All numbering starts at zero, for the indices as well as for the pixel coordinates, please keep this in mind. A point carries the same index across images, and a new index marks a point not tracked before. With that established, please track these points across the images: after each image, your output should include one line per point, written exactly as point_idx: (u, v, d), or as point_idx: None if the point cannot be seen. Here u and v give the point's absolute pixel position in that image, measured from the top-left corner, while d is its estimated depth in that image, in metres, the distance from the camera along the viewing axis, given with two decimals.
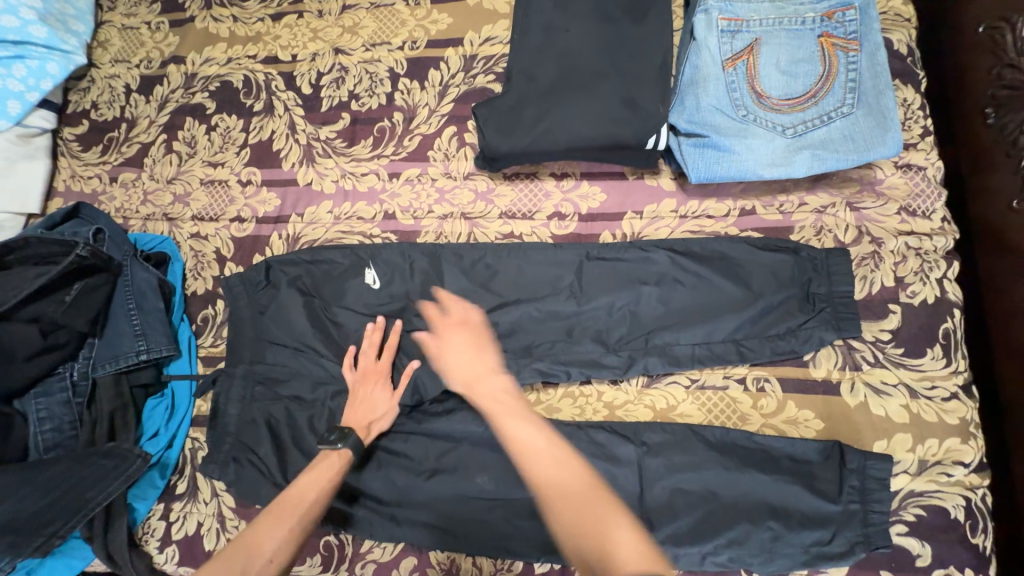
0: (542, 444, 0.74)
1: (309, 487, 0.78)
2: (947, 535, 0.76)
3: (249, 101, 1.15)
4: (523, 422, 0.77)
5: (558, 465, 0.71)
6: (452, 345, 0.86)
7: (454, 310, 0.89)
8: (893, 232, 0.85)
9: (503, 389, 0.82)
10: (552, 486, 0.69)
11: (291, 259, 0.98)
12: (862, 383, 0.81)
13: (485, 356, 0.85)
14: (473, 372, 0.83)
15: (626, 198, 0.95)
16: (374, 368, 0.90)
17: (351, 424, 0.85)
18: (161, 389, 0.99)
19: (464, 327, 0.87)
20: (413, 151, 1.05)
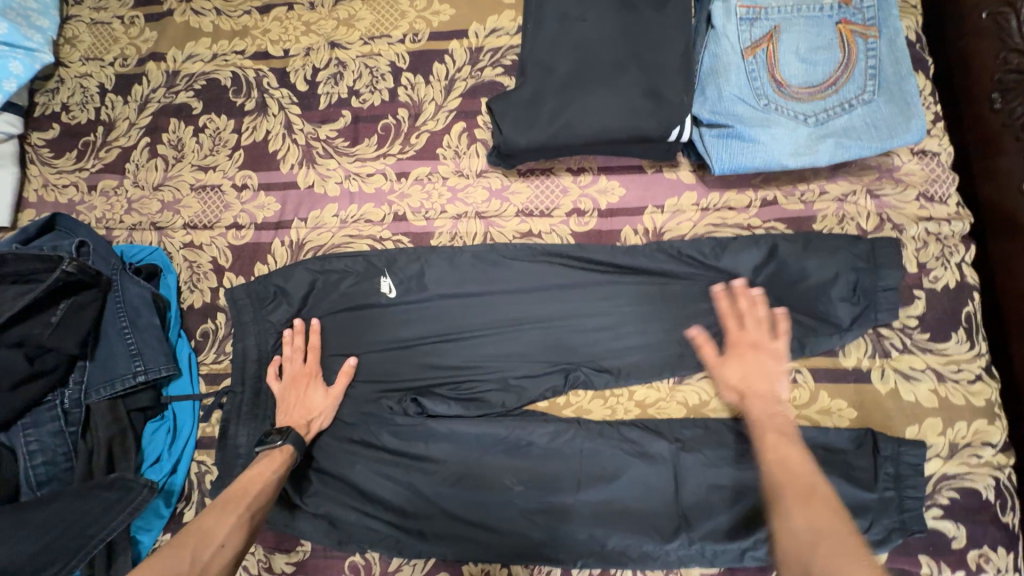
0: (806, 481, 0.63)
1: (255, 479, 0.77)
2: (978, 515, 0.77)
3: (239, 100, 1.08)
4: (797, 455, 0.67)
5: (825, 510, 0.59)
6: (735, 361, 0.78)
7: (752, 326, 0.80)
8: (913, 219, 0.86)
9: (780, 419, 0.73)
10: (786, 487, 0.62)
11: (291, 267, 0.94)
12: (891, 369, 0.82)
13: (773, 379, 0.77)
14: (750, 385, 0.77)
15: (646, 192, 0.93)
16: (302, 370, 0.89)
17: (287, 423, 0.85)
18: (160, 412, 0.92)
19: (757, 345, 0.78)
20: (421, 149, 1.01)
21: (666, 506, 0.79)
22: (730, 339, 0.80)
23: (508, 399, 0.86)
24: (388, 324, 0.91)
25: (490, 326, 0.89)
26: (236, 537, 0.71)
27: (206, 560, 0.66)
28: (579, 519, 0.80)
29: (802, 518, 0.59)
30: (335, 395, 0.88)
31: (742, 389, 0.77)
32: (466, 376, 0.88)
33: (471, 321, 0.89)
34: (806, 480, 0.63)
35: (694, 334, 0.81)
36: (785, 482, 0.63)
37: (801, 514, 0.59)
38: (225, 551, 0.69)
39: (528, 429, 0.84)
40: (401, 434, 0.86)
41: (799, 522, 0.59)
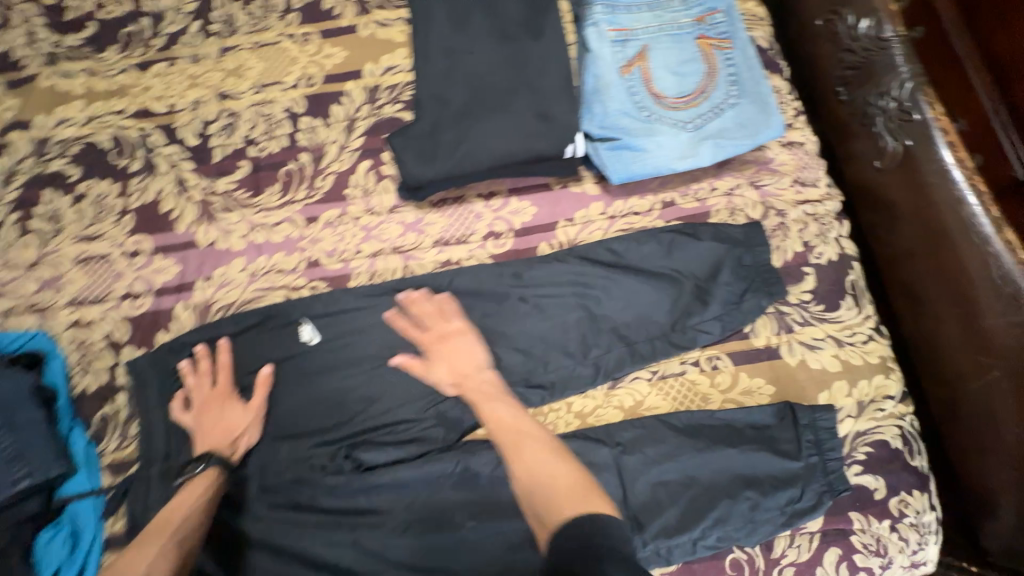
0: (512, 428, 0.75)
1: (180, 507, 0.77)
2: (892, 464, 0.83)
3: (123, 161, 1.02)
4: (500, 411, 0.78)
5: (529, 442, 0.73)
6: (438, 359, 0.84)
7: (430, 324, 0.87)
8: (793, 203, 0.95)
9: (490, 385, 0.82)
10: (503, 434, 0.75)
11: (207, 343, 0.90)
12: (797, 342, 0.88)
13: (472, 355, 0.84)
14: (459, 371, 0.83)
15: (556, 208, 0.96)
16: (214, 394, 0.86)
17: (211, 447, 0.82)
18: (55, 517, 0.81)
19: (441, 335, 0.86)
20: (328, 192, 0.98)
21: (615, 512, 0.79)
22: (421, 343, 0.86)
23: (449, 433, 0.84)
24: (314, 375, 0.88)
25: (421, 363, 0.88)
26: (162, 562, 0.72)
27: None
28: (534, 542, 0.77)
29: (517, 459, 0.71)
30: (257, 406, 0.86)
31: (457, 378, 0.83)
32: (404, 417, 0.85)
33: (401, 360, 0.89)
34: (512, 426, 0.75)
35: (400, 361, 0.85)
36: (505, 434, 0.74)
37: (514, 458, 0.71)
38: None
39: (471, 460, 0.81)
40: (341, 492, 0.81)
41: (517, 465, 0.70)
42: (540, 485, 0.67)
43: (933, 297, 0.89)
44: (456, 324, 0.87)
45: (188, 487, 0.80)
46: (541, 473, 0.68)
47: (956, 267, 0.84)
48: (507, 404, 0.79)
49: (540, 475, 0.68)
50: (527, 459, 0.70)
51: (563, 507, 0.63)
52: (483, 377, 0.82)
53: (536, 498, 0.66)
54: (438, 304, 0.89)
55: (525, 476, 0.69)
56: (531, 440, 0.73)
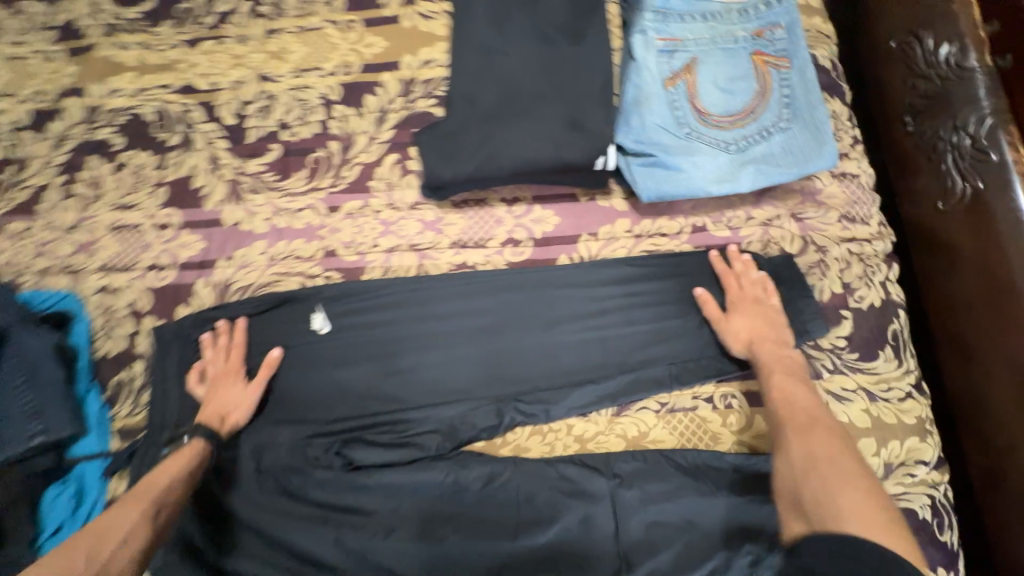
0: (806, 413, 0.70)
1: (165, 474, 0.76)
2: (917, 536, 0.76)
3: (164, 135, 1.04)
4: (803, 392, 0.73)
5: (823, 435, 0.66)
6: (741, 314, 0.81)
7: (747, 284, 0.84)
8: (836, 239, 0.87)
9: (790, 361, 0.77)
10: (788, 412, 0.71)
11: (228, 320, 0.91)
12: (824, 390, 0.81)
13: (778, 329, 0.80)
14: (759, 337, 0.80)
15: (580, 221, 0.92)
16: (218, 368, 0.88)
17: (201, 418, 0.83)
18: (64, 475, 0.84)
19: (752, 297, 0.82)
20: (353, 182, 0.98)
21: (604, 548, 0.75)
22: (730, 296, 0.83)
23: (444, 443, 0.82)
24: (316, 366, 0.88)
25: (426, 364, 0.87)
26: (140, 534, 0.69)
27: (103, 560, 0.64)
28: (516, 565, 0.75)
29: (803, 446, 0.66)
30: (254, 389, 0.86)
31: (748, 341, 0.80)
32: (401, 418, 0.84)
33: (406, 360, 0.88)
34: (804, 413, 0.70)
35: (699, 291, 0.84)
36: (791, 416, 0.70)
37: (799, 441, 0.66)
38: (124, 551, 0.66)
39: (461, 472, 0.80)
40: (328, 487, 0.81)
41: (799, 451, 0.65)
42: (820, 480, 0.61)
43: (988, 358, 0.80)
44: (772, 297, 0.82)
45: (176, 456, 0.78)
46: (830, 470, 0.61)
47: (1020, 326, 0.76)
48: (809, 391, 0.73)
49: (825, 471, 0.61)
50: (807, 448, 0.65)
51: (853, 522, 0.55)
52: (779, 351, 0.79)
53: (807, 491, 0.61)
54: (759, 275, 0.84)
55: (803, 464, 0.64)
56: (823, 434, 0.66)
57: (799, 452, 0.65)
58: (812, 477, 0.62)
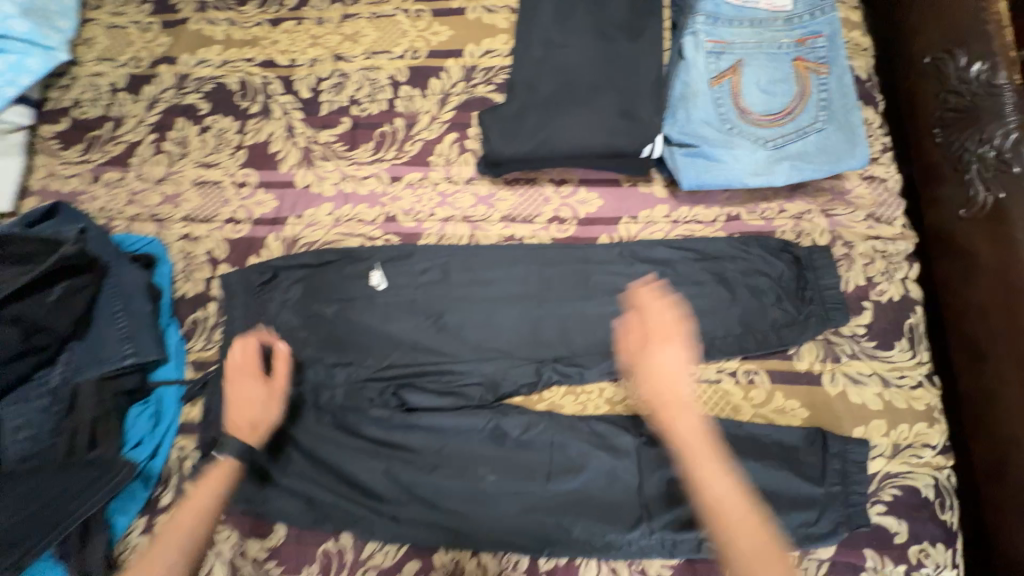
0: (748, 524, 0.62)
1: (190, 513, 0.76)
2: (920, 512, 0.82)
3: (245, 103, 1.15)
4: (728, 489, 0.64)
5: (761, 556, 0.59)
6: (660, 360, 0.70)
7: (653, 321, 0.73)
8: (862, 236, 0.94)
9: (691, 433, 0.68)
10: (721, 524, 0.62)
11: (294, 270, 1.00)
12: (841, 373, 0.87)
13: (677, 382, 0.69)
14: (675, 396, 0.69)
15: (621, 204, 1.00)
16: (244, 373, 0.86)
17: (231, 428, 0.82)
18: (146, 395, 0.93)
19: (658, 343, 0.71)
20: (414, 155, 1.07)
21: (628, 498, 0.83)
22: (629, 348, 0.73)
23: (486, 394, 0.90)
24: (370, 318, 0.96)
25: (472, 324, 0.95)
26: None
27: None
28: (546, 506, 0.83)
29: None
30: (277, 386, 0.86)
31: (655, 397, 0.70)
32: (446, 370, 0.92)
33: (454, 318, 0.95)
34: (735, 526, 0.61)
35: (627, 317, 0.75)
36: (732, 533, 0.61)
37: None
38: None
39: (503, 420, 0.88)
40: (382, 424, 0.89)
41: None
42: None
43: (997, 355, 0.86)
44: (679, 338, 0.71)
45: (201, 485, 0.79)
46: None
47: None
48: (732, 486, 0.64)
49: None
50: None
51: None
52: (695, 426, 0.68)
53: None
54: (663, 314, 0.73)
55: None
56: (764, 550, 0.60)
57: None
58: None
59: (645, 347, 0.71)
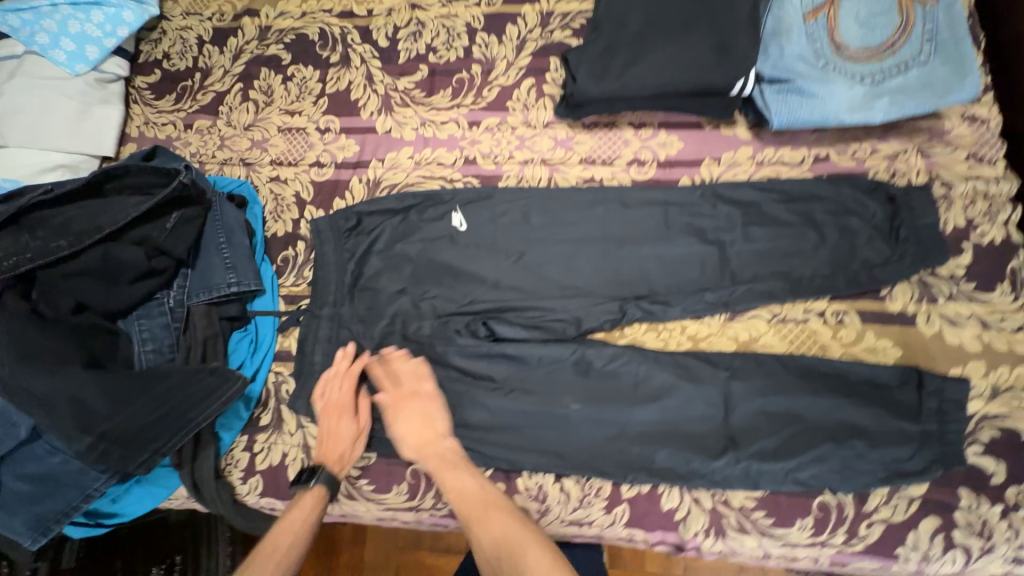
0: (478, 499, 0.80)
1: (288, 527, 0.83)
2: (1019, 454, 0.80)
3: (325, 53, 1.18)
4: (471, 480, 0.83)
5: (496, 515, 0.78)
6: (403, 417, 0.88)
7: (403, 383, 0.91)
8: (962, 177, 0.91)
9: (450, 451, 0.87)
10: (467, 506, 0.80)
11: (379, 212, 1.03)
12: (937, 314, 0.86)
13: (433, 423, 0.88)
14: (423, 438, 0.87)
15: (703, 146, 1.00)
16: (335, 403, 0.93)
17: (323, 459, 0.90)
18: (244, 324, 1.01)
19: (405, 397, 0.90)
20: (492, 101, 1.09)
21: (713, 429, 0.85)
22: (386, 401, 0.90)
23: (569, 328, 0.92)
24: (454, 257, 0.99)
25: (554, 262, 0.96)
26: None
27: None
28: (630, 435, 0.86)
29: (489, 533, 0.77)
30: (365, 425, 0.93)
31: (419, 442, 0.87)
32: (531, 305, 0.94)
33: (535, 257, 0.97)
34: (480, 500, 0.80)
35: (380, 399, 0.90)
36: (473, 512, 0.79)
37: (481, 529, 0.77)
38: None
39: (587, 351, 0.90)
40: (468, 354, 0.92)
41: (488, 542, 0.76)
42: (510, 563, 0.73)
43: None
44: (418, 389, 0.90)
45: (300, 502, 0.86)
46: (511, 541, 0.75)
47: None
48: (473, 477, 0.84)
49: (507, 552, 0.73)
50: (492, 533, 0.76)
51: None
52: (443, 443, 0.87)
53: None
54: (413, 364, 0.92)
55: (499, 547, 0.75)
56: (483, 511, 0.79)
57: (487, 539, 0.76)
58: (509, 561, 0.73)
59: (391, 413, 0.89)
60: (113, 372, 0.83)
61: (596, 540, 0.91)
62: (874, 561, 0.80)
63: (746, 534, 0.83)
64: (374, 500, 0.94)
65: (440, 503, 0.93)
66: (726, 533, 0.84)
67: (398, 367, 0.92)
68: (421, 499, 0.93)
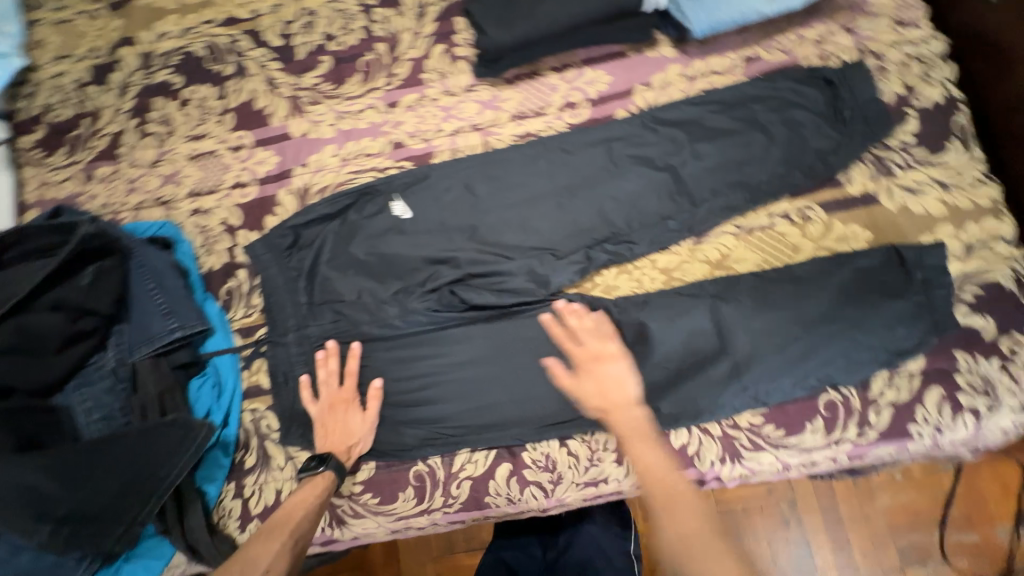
0: (659, 485, 0.72)
1: (298, 507, 0.82)
2: (1005, 304, 0.80)
3: (218, 66, 1.09)
4: (658, 457, 0.75)
5: (685, 507, 0.70)
6: (591, 381, 0.80)
7: (589, 342, 0.82)
8: (891, 45, 0.89)
9: (645, 423, 0.78)
10: (654, 484, 0.72)
11: (311, 222, 0.96)
12: (897, 187, 0.84)
13: (625, 386, 0.79)
14: (611, 400, 0.78)
15: (632, 74, 0.95)
16: (339, 395, 0.90)
17: (330, 448, 0.87)
18: (201, 369, 0.93)
19: (594, 363, 0.81)
20: (406, 77, 1.02)
21: (706, 355, 0.82)
22: (577, 361, 0.81)
23: (537, 288, 0.89)
24: (407, 246, 0.93)
25: (510, 227, 0.91)
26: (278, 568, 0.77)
27: None
28: None
29: (673, 525, 0.69)
30: (371, 417, 0.90)
31: (604, 405, 0.79)
32: (497, 276, 0.90)
33: (489, 227, 0.92)
34: (665, 484, 0.72)
35: (549, 363, 0.81)
36: (660, 495, 0.71)
37: (668, 521, 0.69)
38: None
39: (567, 307, 0.87)
40: (444, 337, 0.91)
41: (671, 534, 0.68)
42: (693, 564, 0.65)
43: None
44: (609, 352, 0.81)
45: (308, 486, 0.85)
46: (698, 547, 0.66)
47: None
48: (660, 455, 0.75)
49: (694, 556, 0.66)
50: (677, 522, 0.69)
51: None
52: (634, 414, 0.78)
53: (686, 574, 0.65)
54: (591, 323, 0.83)
55: (683, 543, 0.67)
56: (671, 499, 0.70)
57: (669, 534, 0.68)
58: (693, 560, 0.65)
59: (575, 377, 0.80)
60: (58, 453, 0.76)
61: (617, 495, 0.89)
62: (890, 444, 0.80)
63: (760, 451, 0.81)
64: (384, 512, 0.89)
65: (450, 498, 0.88)
66: (740, 456, 0.82)
67: (578, 324, 0.84)
68: (431, 500, 0.88)
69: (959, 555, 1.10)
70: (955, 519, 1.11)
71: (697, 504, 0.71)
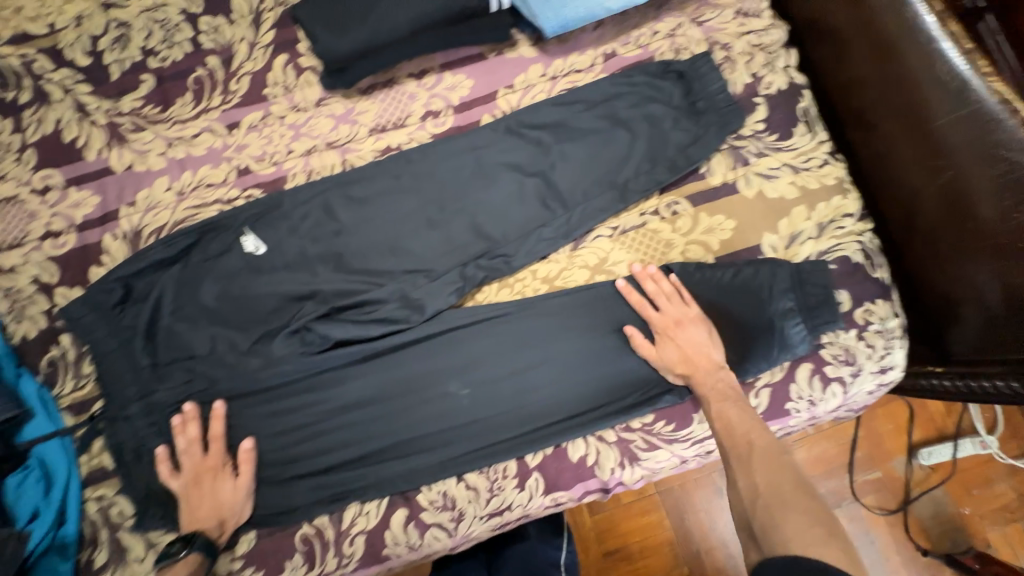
0: (745, 439, 0.70)
1: None
2: (854, 278, 0.85)
3: (9, 93, 0.90)
4: (742, 414, 0.73)
5: (764, 461, 0.66)
6: (669, 346, 0.79)
7: (667, 307, 0.80)
8: (737, 35, 0.91)
9: (725, 385, 0.77)
10: (731, 439, 0.71)
11: (144, 271, 0.82)
12: (753, 174, 0.87)
13: (710, 350, 0.79)
14: (693, 363, 0.78)
15: (493, 77, 0.91)
16: (204, 464, 0.78)
17: (196, 527, 0.76)
18: (23, 462, 0.79)
19: (676, 328, 0.79)
20: (245, 94, 0.90)
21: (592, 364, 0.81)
22: (655, 327, 0.79)
23: (411, 314, 0.82)
24: (263, 284, 0.82)
25: (378, 252, 0.84)
26: None
27: None
28: (525, 400, 0.82)
29: (747, 474, 0.66)
30: (244, 483, 0.79)
31: (689, 370, 0.78)
32: (370, 307, 0.82)
33: (355, 254, 0.84)
34: (745, 441, 0.69)
35: (629, 331, 0.80)
36: (737, 446, 0.69)
37: (744, 473, 0.66)
38: None
39: (454, 333, 0.83)
40: (318, 381, 0.82)
41: (744, 484, 0.65)
42: (765, 510, 0.61)
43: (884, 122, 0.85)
44: (691, 318, 0.80)
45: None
46: (774, 501, 0.62)
47: (905, 70, 0.80)
48: (746, 416, 0.73)
49: (770, 503, 0.62)
50: (756, 475, 0.65)
51: (796, 546, 0.56)
52: (722, 378, 0.77)
53: (756, 519, 0.61)
54: (669, 288, 0.81)
55: (765, 491, 0.63)
56: (752, 453, 0.68)
57: (746, 486, 0.65)
58: (766, 508, 0.61)
59: (654, 343, 0.80)
60: None
61: (524, 520, 0.84)
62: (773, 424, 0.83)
63: (656, 450, 0.81)
64: None
65: (343, 559, 0.79)
66: (638, 459, 0.81)
67: (656, 288, 0.81)
68: (323, 564, 0.79)
69: (867, 493, 1.14)
70: (859, 461, 1.15)
71: (781, 462, 0.66)
